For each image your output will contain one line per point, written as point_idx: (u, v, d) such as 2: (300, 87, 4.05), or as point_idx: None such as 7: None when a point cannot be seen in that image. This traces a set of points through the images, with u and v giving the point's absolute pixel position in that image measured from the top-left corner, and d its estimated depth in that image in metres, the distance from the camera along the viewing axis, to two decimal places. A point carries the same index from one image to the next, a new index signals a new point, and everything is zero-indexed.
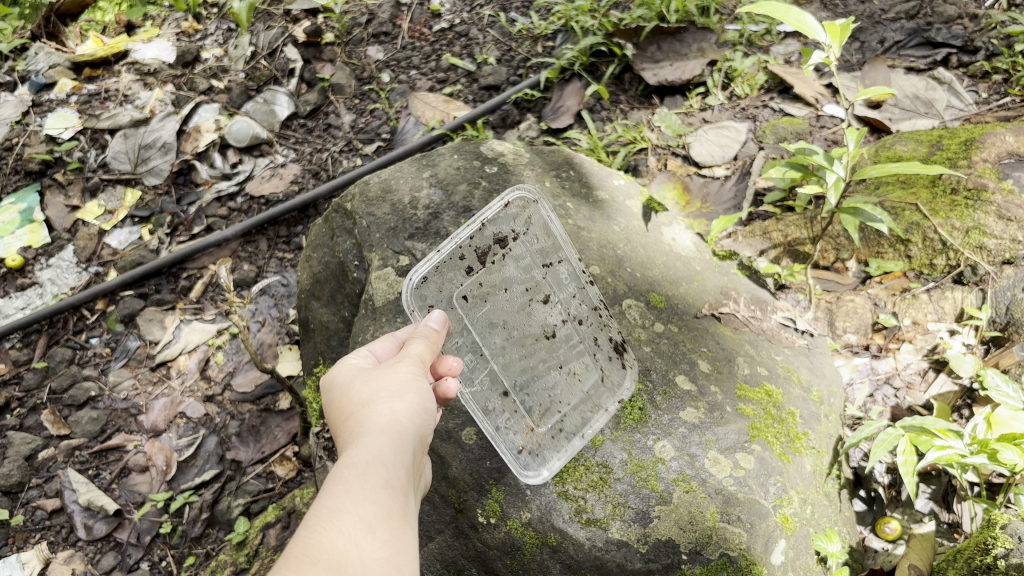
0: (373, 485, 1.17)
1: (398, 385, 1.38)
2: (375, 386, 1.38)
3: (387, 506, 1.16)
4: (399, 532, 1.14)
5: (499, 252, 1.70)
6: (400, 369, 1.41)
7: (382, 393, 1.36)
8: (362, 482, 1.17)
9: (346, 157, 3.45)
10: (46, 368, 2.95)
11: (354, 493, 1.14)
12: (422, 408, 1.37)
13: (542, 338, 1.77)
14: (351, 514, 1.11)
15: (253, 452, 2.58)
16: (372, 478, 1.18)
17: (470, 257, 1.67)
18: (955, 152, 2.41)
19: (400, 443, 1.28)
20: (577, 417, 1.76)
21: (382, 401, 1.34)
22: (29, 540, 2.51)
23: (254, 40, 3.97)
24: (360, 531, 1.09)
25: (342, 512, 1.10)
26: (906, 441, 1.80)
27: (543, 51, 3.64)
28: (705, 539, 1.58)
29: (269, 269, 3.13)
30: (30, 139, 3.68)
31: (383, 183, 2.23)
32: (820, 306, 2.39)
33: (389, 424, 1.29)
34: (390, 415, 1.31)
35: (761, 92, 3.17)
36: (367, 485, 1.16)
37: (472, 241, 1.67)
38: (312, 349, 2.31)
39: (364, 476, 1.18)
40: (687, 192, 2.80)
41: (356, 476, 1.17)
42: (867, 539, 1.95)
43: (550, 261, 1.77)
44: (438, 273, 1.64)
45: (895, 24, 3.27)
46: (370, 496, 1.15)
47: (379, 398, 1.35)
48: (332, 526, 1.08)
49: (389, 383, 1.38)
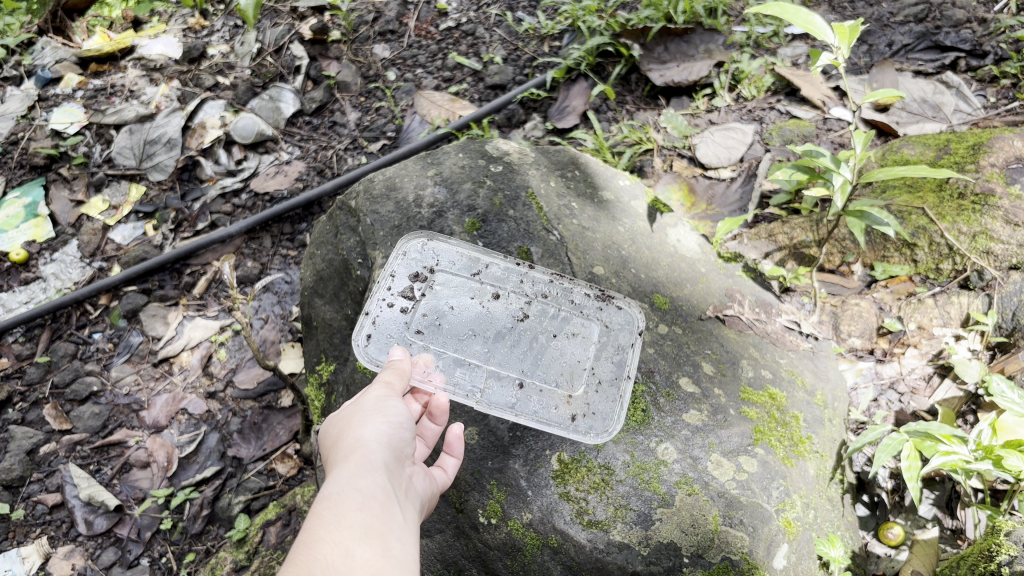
0: (348, 508, 1.16)
1: (366, 412, 1.39)
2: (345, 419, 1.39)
3: (365, 526, 1.14)
4: (381, 549, 1.12)
5: (423, 285, 1.87)
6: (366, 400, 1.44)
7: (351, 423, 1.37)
8: (336, 506, 1.16)
9: (351, 155, 3.45)
10: (49, 362, 2.95)
11: (327, 519, 1.13)
12: (391, 428, 1.38)
13: (526, 333, 1.85)
14: (327, 542, 1.09)
15: (255, 449, 2.59)
16: (345, 501, 1.17)
17: (400, 300, 1.85)
18: (963, 157, 2.39)
19: (372, 463, 1.27)
20: (608, 376, 1.81)
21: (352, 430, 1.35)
22: (29, 534, 2.51)
23: (261, 37, 3.98)
24: (338, 556, 1.08)
25: (319, 541, 1.09)
26: (910, 446, 1.79)
27: (550, 51, 3.64)
28: (707, 542, 1.58)
29: (273, 266, 3.13)
30: (35, 133, 3.69)
31: (388, 182, 2.22)
32: (825, 310, 2.37)
33: (359, 448, 1.29)
34: (358, 441, 1.31)
35: (768, 94, 3.17)
36: (341, 509, 1.15)
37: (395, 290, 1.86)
38: (314, 346, 2.29)
39: (337, 501, 1.17)
40: (692, 194, 2.80)
41: (328, 503, 1.16)
42: (870, 544, 1.94)
43: (477, 269, 1.92)
44: (379, 329, 1.80)
45: (904, 27, 3.25)
46: (346, 519, 1.14)
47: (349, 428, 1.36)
48: (309, 556, 1.06)
49: (357, 414, 1.39)
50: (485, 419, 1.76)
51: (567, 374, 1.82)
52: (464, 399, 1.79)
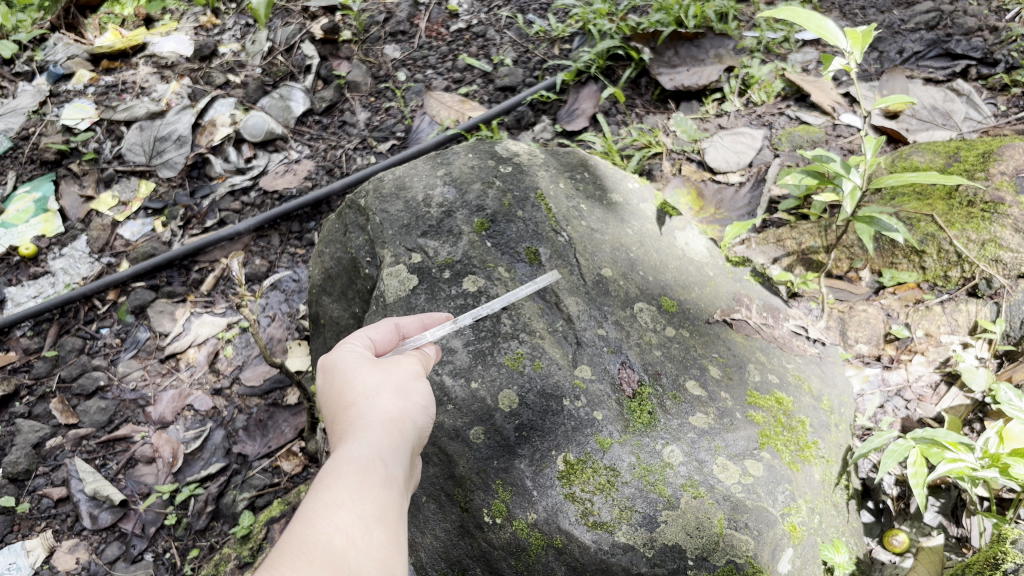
0: (372, 483, 1.15)
1: (400, 382, 1.36)
2: (377, 378, 1.35)
3: (385, 506, 1.14)
4: (396, 533, 1.13)
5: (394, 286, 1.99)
6: (400, 368, 1.40)
7: (383, 388, 1.33)
8: (362, 478, 1.14)
9: (360, 154, 3.46)
10: (56, 357, 2.97)
11: (352, 490, 1.11)
12: (422, 408, 1.36)
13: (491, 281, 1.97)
14: (349, 512, 1.09)
15: (260, 447, 2.59)
16: (371, 475, 1.16)
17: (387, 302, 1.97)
18: (973, 164, 2.39)
19: (399, 441, 1.26)
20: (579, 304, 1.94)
21: (384, 396, 1.32)
22: (34, 527, 2.52)
23: (272, 37, 4.00)
24: (359, 529, 1.08)
25: (341, 508, 1.08)
26: (917, 452, 1.78)
27: (560, 53, 3.65)
28: (712, 545, 1.57)
29: (281, 264, 3.14)
30: (46, 129, 3.72)
31: (398, 181, 2.24)
32: (832, 316, 2.37)
33: (389, 420, 1.27)
34: (390, 412, 1.29)
35: (778, 99, 3.16)
36: (368, 482, 1.14)
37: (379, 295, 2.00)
38: (321, 344, 2.32)
39: (364, 472, 1.15)
40: (701, 198, 2.80)
41: (355, 471, 1.14)
42: (874, 551, 1.93)
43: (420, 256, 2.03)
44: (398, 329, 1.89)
45: (915, 35, 3.25)
46: (370, 495, 1.13)
47: (381, 392, 1.32)
48: (332, 520, 1.06)
49: (391, 379, 1.36)
50: (491, 418, 1.73)
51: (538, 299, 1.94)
52: (471, 397, 1.76)
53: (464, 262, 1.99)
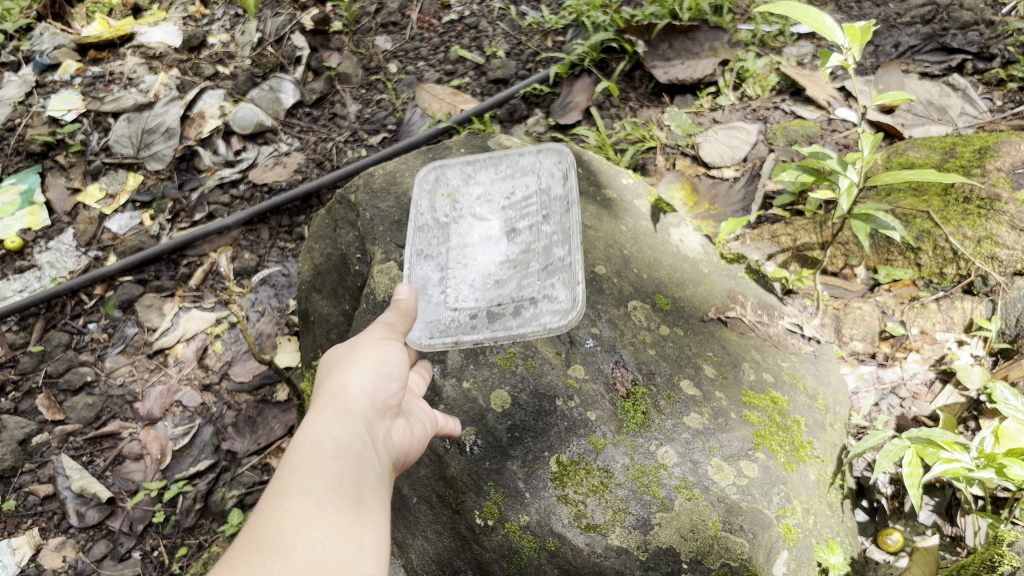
0: (320, 461, 1.21)
1: (352, 356, 1.42)
2: (330, 363, 1.43)
3: (335, 481, 1.20)
4: (352, 504, 1.19)
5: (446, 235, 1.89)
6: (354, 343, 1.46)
7: (336, 368, 1.40)
8: (307, 460, 1.21)
9: (351, 147, 3.42)
10: (42, 352, 2.93)
11: (300, 474, 1.18)
12: (379, 375, 1.41)
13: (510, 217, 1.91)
14: (297, 496, 1.15)
15: (249, 443, 2.55)
16: (318, 454, 1.22)
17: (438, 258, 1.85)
18: (969, 161, 2.35)
19: (348, 414, 1.32)
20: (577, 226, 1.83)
21: (336, 374, 1.38)
22: (20, 525, 2.48)
23: (262, 27, 3.93)
24: (309, 508, 1.14)
25: (290, 495, 1.15)
26: (912, 452, 1.76)
27: (553, 46, 3.60)
28: (706, 548, 1.55)
29: (270, 258, 3.11)
30: (31, 120, 3.65)
31: (388, 176, 2.22)
32: (827, 313, 2.35)
33: (339, 396, 1.34)
34: (340, 387, 1.36)
35: (772, 93, 3.13)
36: (314, 464, 1.21)
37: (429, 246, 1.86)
38: (311, 341, 2.27)
39: (309, 455, 1.22)
40: (695, 193, 2.76)
41: (302, 457, 1.21)
42: (868, 550, 1.92)
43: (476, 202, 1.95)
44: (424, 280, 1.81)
45: (910, 28, 3.23)
46: (318, 473, 1.20)
47: (334, 372, 1.39)
48: (279, 508, 1.13)
49: (343, 357, 1.43)
50: (483, 419, 1.71)
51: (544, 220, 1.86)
52: (462, 398, 1.74)
53: None
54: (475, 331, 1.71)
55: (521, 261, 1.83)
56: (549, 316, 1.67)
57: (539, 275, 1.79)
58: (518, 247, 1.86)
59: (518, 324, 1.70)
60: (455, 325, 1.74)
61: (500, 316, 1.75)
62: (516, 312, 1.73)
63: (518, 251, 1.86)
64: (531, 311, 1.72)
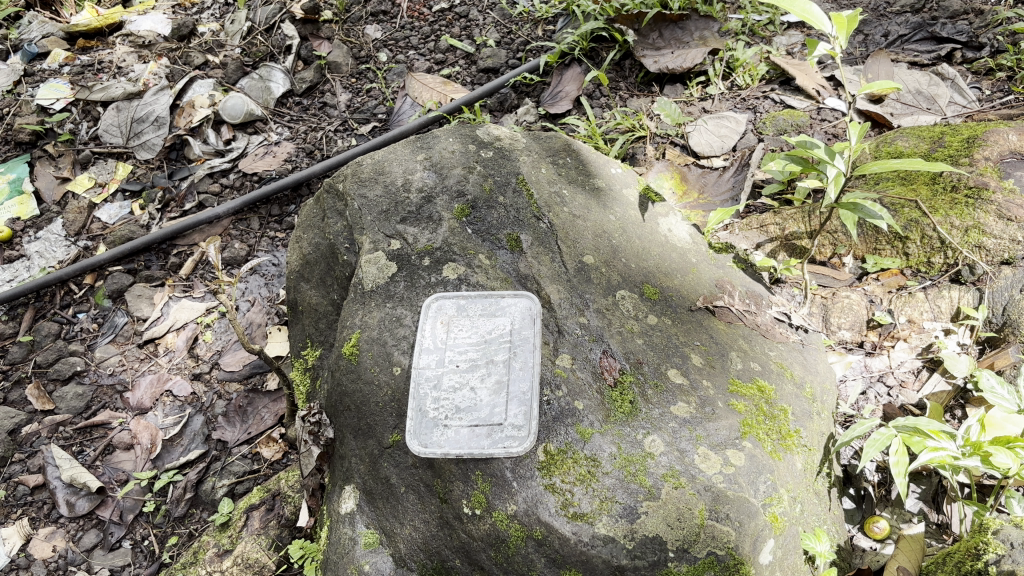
0: None
1: None
2: None
3: None
4: None
5: (452, 322, 1.82)
6: None
7: None
8: None
9: (341, 137, 3.42)
10: (32, 342, 2.93)
11: None
12: None
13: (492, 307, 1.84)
14: None
15: (239, 433, 2.55)
16: None
17: (442, 350, 1.78)
18: (957, 150, 2.36)
19: None
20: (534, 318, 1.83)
21: None
22: (10, 515, 2.48)
23: (252, 16, 3.88)
24: None
25: None
26: (898, 441, 1.70)
27: (544, 34, 3.58)
28: (693, 536, 1.55)
29: (260, 248, 3.10)
30: (20, 109, 3.62)
31: (376, 165, 2.21)
32: (815, 302, 2.37)
33: None
34: None
35: (762, 83, 3.12)
36: None
37: (435, 336, 1.80)
38: (299, 330, 2.26)
39: None
40: (684, 182, 2.75)
41: None
42: (856, 538, 1.93)
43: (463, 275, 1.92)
44: (429, 375, 1.74)
45: (900, 18, 3.24)
46: None
47: None
48: None
49: None
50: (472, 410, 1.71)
51: (514, 318, 1.82)
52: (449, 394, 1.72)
53: (444, 249, 1.98)
54: (456, 413, 1.69)
55: (504, 357, 1.75)
56: (507, 439, 1.64)
57: (513, 376, 1.72)
58: (506, 341, 1.78)
59: (487, 442, 1.64)
60: (440, 400, 1.71)
61: (477, 425, 1.66)
62: (488, 429, 1.66)
63: (501, 344, 1.77)
64: (497, 430, 1.65)
